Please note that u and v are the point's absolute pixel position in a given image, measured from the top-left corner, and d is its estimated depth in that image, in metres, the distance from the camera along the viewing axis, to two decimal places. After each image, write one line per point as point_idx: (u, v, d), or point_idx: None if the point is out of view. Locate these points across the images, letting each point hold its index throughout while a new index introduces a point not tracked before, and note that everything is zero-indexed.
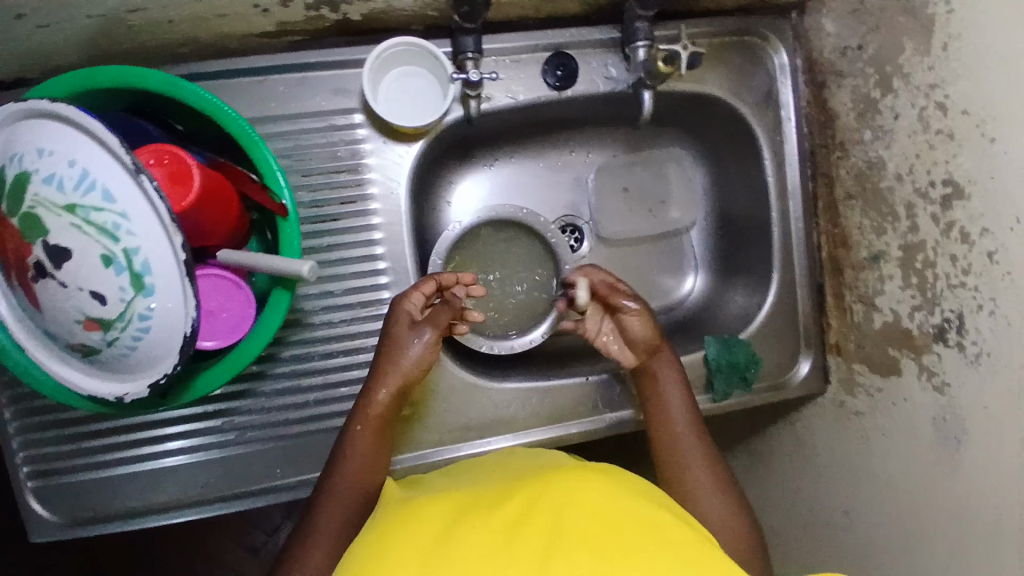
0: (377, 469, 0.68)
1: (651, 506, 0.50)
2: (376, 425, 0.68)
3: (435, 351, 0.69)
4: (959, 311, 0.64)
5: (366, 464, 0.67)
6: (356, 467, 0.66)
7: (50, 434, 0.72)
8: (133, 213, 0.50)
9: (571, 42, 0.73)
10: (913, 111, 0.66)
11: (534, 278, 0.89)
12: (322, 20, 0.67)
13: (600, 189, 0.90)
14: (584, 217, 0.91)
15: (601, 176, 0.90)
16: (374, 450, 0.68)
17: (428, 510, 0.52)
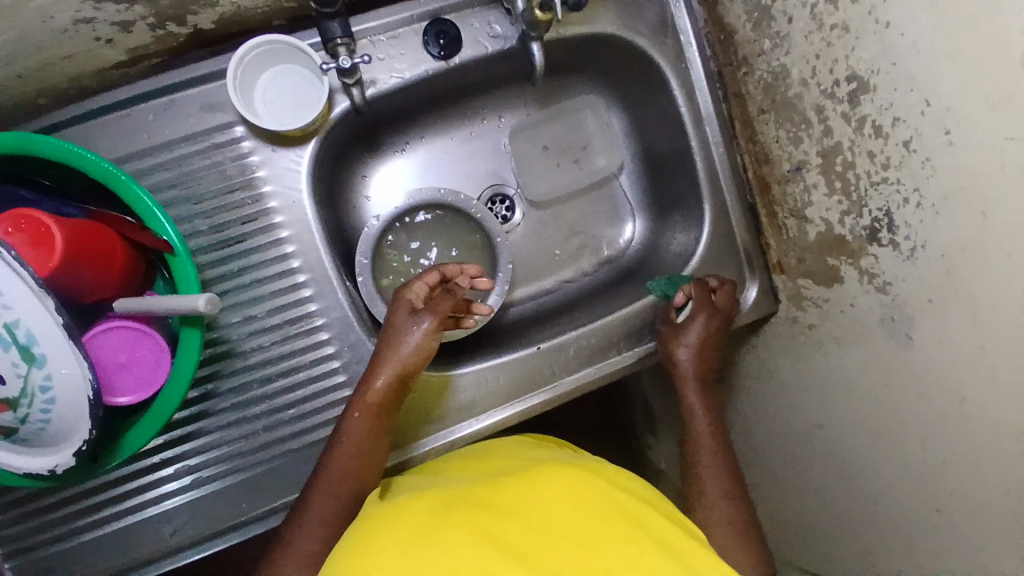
0: (377, 459, 0.65)
1: (636, 499, 0.53)
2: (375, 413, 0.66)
3: (435, 339, 0.68)
4: (886, 208, 0.62)
5: (365, 451, 0.65)
6: (353, 455, 0.64)
7: (1, 517, 0.70)
8: (2, 285, 0.46)
9: (448, 6, 0.69)
10: (805, 10, 0.63)
11: (469, 257, 0.86)
12: (173, 36, 0.63)
13: (518, 152, 0.87)
14: (510, 184, 0.88)
15: (516, 139, 0.87)
16: (373, 439, 0.65)
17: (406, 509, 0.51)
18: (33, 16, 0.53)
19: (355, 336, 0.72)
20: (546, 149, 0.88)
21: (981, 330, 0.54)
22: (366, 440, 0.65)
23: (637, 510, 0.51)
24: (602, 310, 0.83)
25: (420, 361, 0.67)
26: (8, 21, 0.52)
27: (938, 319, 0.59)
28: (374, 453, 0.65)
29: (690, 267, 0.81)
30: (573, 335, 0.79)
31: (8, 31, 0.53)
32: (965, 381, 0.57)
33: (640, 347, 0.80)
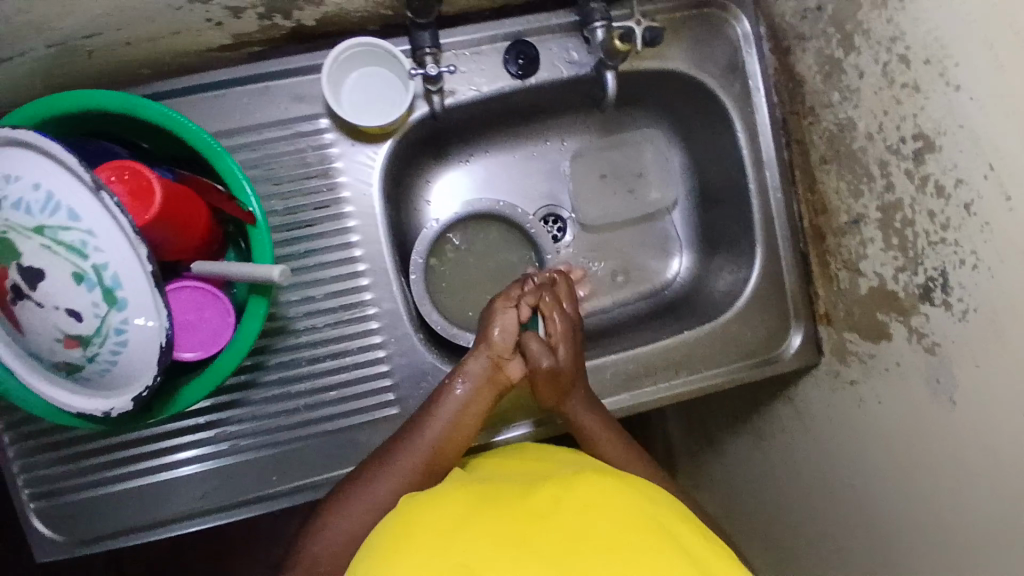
0: (460, 437, 0.67)
1: (674, 517, 0.52)
2: (469, 389, 0.69)
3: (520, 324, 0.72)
4: (942, 268, 0.62)
5: (451, 426, 0.67)
6: (439, 427, 0.66)
7: (48, 455, 0.73)
8: (99, 230, 0.51)
9: (530, 29, 0.73)
10: (877, 66, 0.65)
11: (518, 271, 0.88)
12: (275, 29, 0.68)
13: (577, 175, 0.90)
14: (565, 207, 0.90)
15: (577, 163, 0.90)
16: (461, 416, 0.67)
17: (445, 501, 0.52)
18: None
19: (402, 329, 0.75)
20: (603, 178, 0.90)
21: None
22: (453, 414, 0.67)
23: (671, 527, 0.50)
24: (642, 338, 0.83)
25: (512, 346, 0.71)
26: None
27: (985, 385, 0.58)
28: (460, 430, 0.67)
29: (735, 306, 0.81)
30: (611, 358, 0.79)
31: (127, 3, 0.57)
32: (1007, 448, 0.57)
33: (676, 379, 0.80)
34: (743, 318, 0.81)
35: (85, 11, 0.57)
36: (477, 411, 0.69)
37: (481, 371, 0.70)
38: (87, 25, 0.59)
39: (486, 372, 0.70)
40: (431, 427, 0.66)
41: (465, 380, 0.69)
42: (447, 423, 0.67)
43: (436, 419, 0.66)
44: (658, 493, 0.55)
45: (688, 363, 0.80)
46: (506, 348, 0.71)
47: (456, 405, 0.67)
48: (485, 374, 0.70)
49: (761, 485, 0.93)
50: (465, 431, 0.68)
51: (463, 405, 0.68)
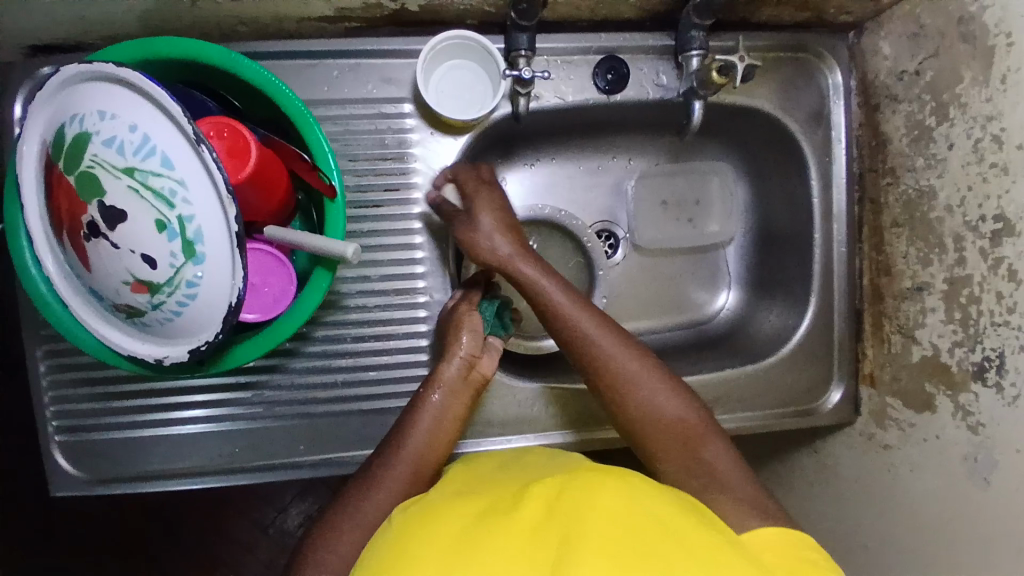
0: (446, 440, 0.66)
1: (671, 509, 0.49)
2: (445, 396, 0.67)
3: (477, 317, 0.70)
4: (1000, 350, 0.62)
5: (435, 436, 0.65)
6: (422, 440, 0.64)
7: (82, 391, 0.74)
8: (190, 181, 0.50)
9: (624, 46, 0.73)
10: (968, 141, 0.64)
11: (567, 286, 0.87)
12: (380, 9, 0.68)
13: (639, 196, 0.89)
14: (621, 225, 0.89)
15: (641, 184, 0.89)
16: (443, 422, 0.66)
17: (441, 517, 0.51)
18: None
19: None
20: (663, 206, 0.89)
21: None
22: (433, 421, 0.66)
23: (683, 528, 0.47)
24: (680, 368, 0.83)
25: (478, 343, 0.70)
26: None
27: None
28: (444, 438, 0.66)
29: (779, 352, 0.81)
30: None
31: None
32: None
33: None
34: (785, 364, 0.81)
35: None
36: (456, 413, 0.67)
37: (451, 372, 0.68)
38: None
39: (457, 376, 0.68)
40: (414, 443, 0.64)
41: (440, 387, 0.67)
42: (431, 433, 0.65)
43: (418, 430, 0.65)
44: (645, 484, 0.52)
45: (725, 402, 0.79)
46: (474, 348, 0.69)
47: (436, 413, 0.66)
48: (455, 373, 0.68)
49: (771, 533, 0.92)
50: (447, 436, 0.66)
51: (443, 412, 0.67)
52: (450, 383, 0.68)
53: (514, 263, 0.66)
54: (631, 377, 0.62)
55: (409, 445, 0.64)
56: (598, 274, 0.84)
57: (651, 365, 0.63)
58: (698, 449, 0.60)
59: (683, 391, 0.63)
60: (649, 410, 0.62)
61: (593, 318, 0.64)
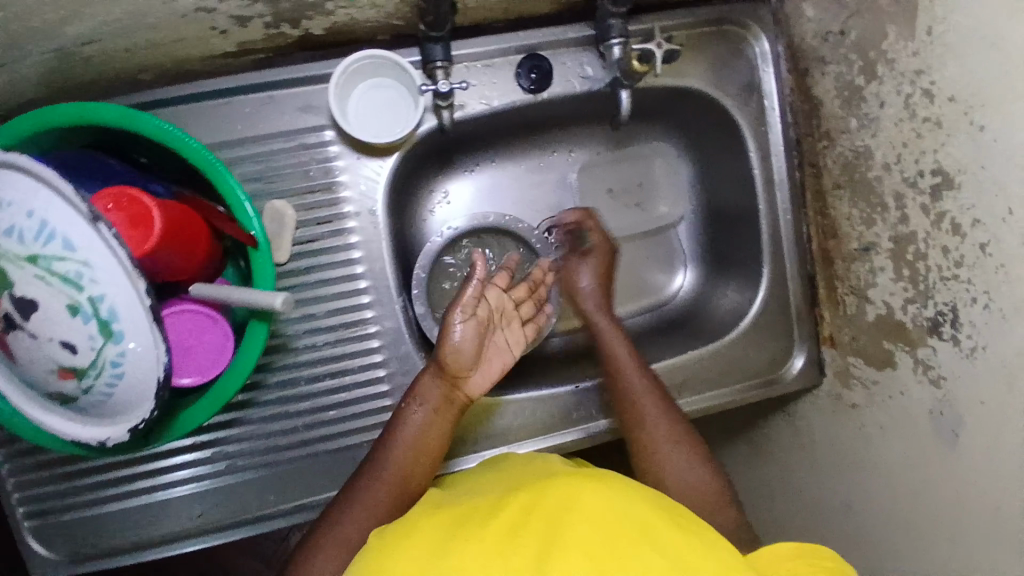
0: (428, 457, 0.63)
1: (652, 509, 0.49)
2: (427, 412, 0.63)
3: (474, 331, 0.63)
4: (952, 304, 0.62)
5: (416, 454, 0.62)
6: (400, 460, 0.61)
7: (41, 474, 0.71)
8: (95, 260, 0.48)
9: (544, 42, 0.71)
10: (899, 98, 0.64)
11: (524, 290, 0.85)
12: (282, 37, 0.65)
13: (584, 187, 0.87)
14: None
15: (585, 175, 0.87)
16: (423, 440, 0.63)
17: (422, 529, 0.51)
18: None
19: (405, 347, 0.73)
20: (610, 194, 0.88)
21: None
22: (415, 440, 0.62)
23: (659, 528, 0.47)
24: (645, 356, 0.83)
25: (471, 360, 0.63)
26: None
27: (991, 423, 0.59)
28: (426, 455, 0.63)
29: (739, 326, 0.81)
30: None
31: (128, 8, 0.54)
32: (1006, 487, 0.58)
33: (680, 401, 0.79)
34: (746, 338, 0.81)
35: (88, 20, 0.54)
36: (441, 430, 0.64)
37: (435, 391, 0.64)
38: (87, 32, 0.56)
39: (440, 392, 0.64)
40: (391, 465, 0.61)
41: (422, 403, 0.63)
42: (411, 450, 0.62)
43: (397, 449, 0.62)
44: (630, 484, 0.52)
45: (693, 384, 0.79)
46: (462, 364, 0.63)
47: (418, 429, 0.63)
48: (438, 392, 0.64)
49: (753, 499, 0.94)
50: (431, 454, 0.63)
51: (424, 429, 0.63)
52: (433, 400, 0.63)
53: (594, 317, 0.76)
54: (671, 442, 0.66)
55: (385, 469, 0.61)
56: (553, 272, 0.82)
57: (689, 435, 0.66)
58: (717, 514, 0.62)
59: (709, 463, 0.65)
60: (678, 476, 0.64)
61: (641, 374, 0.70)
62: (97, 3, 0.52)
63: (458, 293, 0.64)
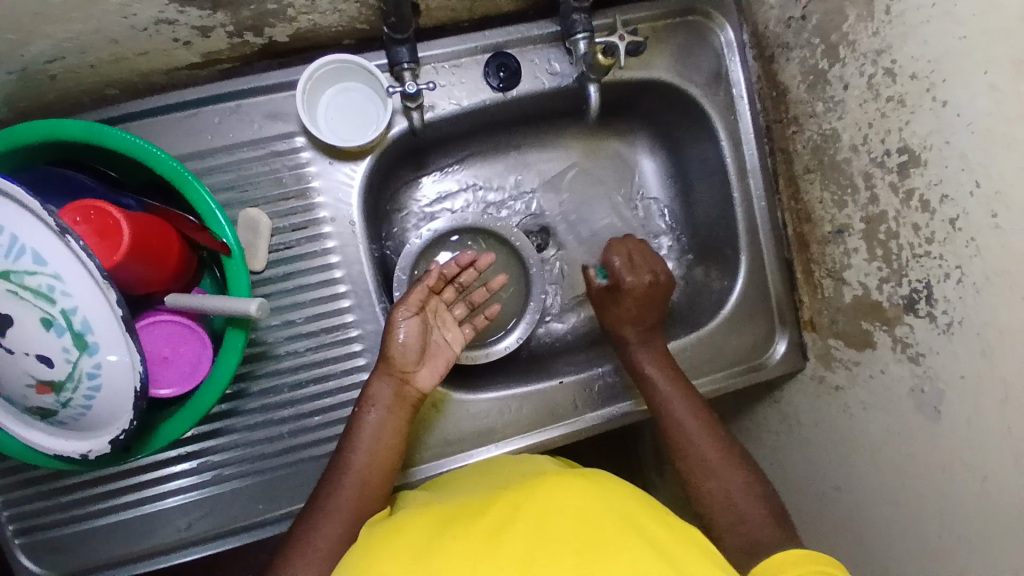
0: (389, 458, 0.63)
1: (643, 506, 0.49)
2: (382, 413, 0.64)
3: (416, 330, 0.66)
4: (926, 281, 0.62)
5: (376, 455, 0.62)
6: (362, 467, 0.61)
7: (30, 490, 0.71)
8: (66, 273, 0.48)
9: (510, 40, 0.71)
10: (862, 79, 0.64)
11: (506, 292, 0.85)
12: (246, 46, 0.65)
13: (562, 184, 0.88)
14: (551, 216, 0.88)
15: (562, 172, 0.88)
16: (381, 442, 0.63)
17: (405, 532, 0.50)
18: (114, 10, 0.54)
19: None
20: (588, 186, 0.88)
21: (1012, 412, 0.55)
22: (371, 442, 0.63)
23: (642, 523, 0.46)
24: None
25: (415, 357, 0.66)
26: (88, 13, 0.53)
27: (971, 398, 0.59)
28: (386, 455, 0.63)
29: (720, 315, 0.82)
30: (599, 371, 0.79)
31: (86, 23, 0.54)
32: (989, 462, 0.58)
33: None
34: (728, 325, 0.81)
35: (48, 37, 0.55)
36: (397, 430, 0.64)
37: (386, 391, 0.64)
38: (50, 49, 0.56)
39: (391, 391, 0.65)
40: (354, 468, 0.61)
41: (373, 404, 0.64)
42: (370, 453, 0.62)
43: (357, 451, 0.62)
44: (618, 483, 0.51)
45: None
46: (408, 360, 0.66)
47: (376, 431, 0.63)
48: (390, 392, 0.64)
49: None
50: (390, 455, 0.63)
51: (380, 431, 0.63)
52: (385, 400, 0.64)
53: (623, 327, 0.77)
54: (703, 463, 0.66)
55: (348, 476, 0.61)
56: (533, 270, 0.82)
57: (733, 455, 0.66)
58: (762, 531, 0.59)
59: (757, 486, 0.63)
60: (717, 489, 0.64)
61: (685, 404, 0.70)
62: (54, 19, 0.53)
63: (404, 296, 0.67)
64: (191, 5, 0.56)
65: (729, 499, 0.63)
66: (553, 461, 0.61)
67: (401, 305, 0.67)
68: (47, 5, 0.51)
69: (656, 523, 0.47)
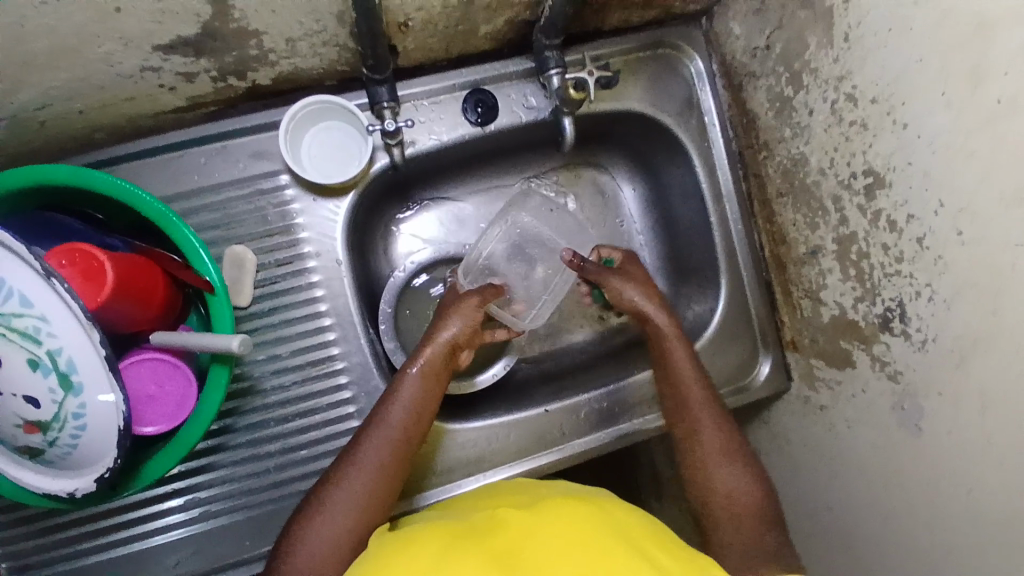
0: (422, 423, 0.65)
1: (641, 534, 0.52)
2: (426, 380, 0.66)
3: (473, 322, 0.71)
4: (898, 299, 0.63)
5: (413, 414, 0.65)
6: (388, 447, 0.63)
7: (21, 530, 0.71)
8: (52, 315, 0.49)
9: (488, 77, 0.74)
10: (825, 104, 0.66)
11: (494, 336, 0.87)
12: (231, 90, 0.67)
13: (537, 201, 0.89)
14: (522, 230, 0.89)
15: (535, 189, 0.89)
16: (411, 423, 0.64)
17: (418, 541, 0.52)
18: (100, 59, 0.56)
19: (373, 382, 0.74)
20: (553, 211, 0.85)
21: (991, 422, 0.55)
22: (411, 404, 0.65)
23: (641, 545, 0.50)
24: (614, 373, 0.83)
25: (469, 337, 0.71)
26: (72, 62, 0.55)
27: (950, 412, 0.60)
28: (422, 418, 0.65)
29: (703, 337, 0.83)
30: (585, 396, 0.79)
31: (73, 72, 0.57)
32: (972, 475, 0.58)
33: (649, 415, 0.80)
34: (711, 348, 0.82)
35: (36, 86, 0.57)
36: (434, 397, 0.67)
37: (436, 359, 0.68)
38: (38, 97, 0.58)
39: (439, 361, 0.68)
40: (393, 422, 0.63)
41: (421, 368, 0.67)
42: (409, 410, 0.64)
43: (396, 408, 0.64)
44: (621, 512, 0.55)
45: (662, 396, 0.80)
46: (459, 341, 0.70)
47: (404, 407, 0.64)
48: (438, 361, 0.68)
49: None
50: (425, 417, 0.65)
51: (422, 394, 0.65)
52: (431, 368, 0.67)
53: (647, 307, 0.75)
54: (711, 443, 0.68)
55: (387, 428, 0.63)
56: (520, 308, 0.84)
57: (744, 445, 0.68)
58: (762, 532, 0.62)
59: (757, 472, 0.66)
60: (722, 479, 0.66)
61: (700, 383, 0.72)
62: (40, 69, 0.55)
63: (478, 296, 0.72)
64: (175, 52, 0.58)
65: (731, 487, 0.65)
66: (560, 484, 0.63)
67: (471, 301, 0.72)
68: (32, 55, 0.53)
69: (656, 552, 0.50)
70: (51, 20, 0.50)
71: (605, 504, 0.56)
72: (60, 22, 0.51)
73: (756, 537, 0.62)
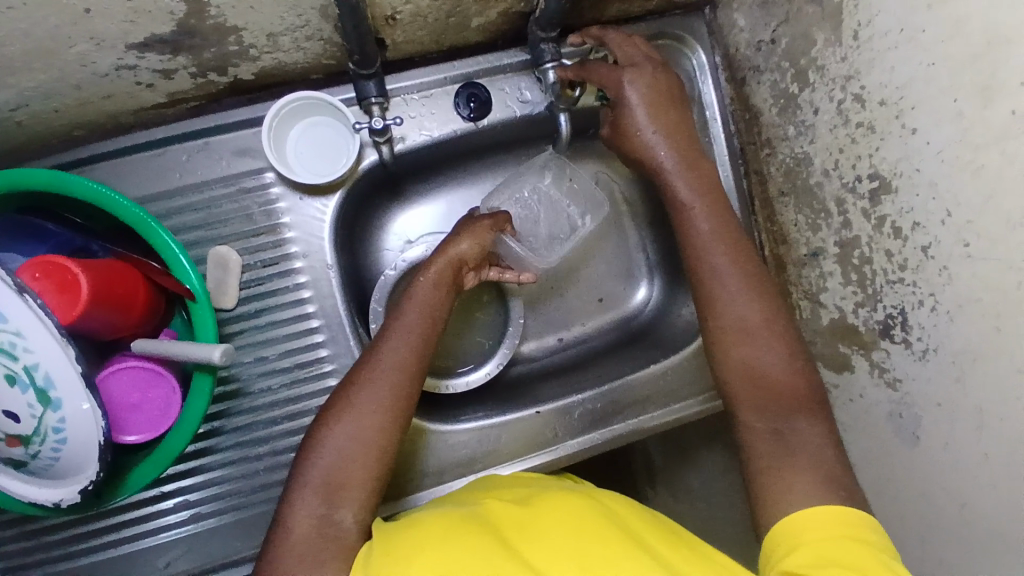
0: (436, 328, 0.65)
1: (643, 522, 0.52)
2: (435, 289, 0.66)
3: (481, 243, 0.69)
4: (900, 307, 0.61)
5: (425, 316, 0.64)
6: (406, 348, 0.62)
7: (12, 531, 0.70)
8: (27, 331, 0.48)
9: (479, 71, 0.72)
10: (832, 104, 0.64)
11: (484, 345, 0.86)
12: (212, 85, 0.65)
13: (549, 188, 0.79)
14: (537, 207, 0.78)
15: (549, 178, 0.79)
16: (424, 328, 0.64)
17: (428, 526, 0.52)
18: (74, 60, 0.54)
19: None
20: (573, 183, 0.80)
21: (987, 438, 0.54)
22: (423, 308, 0.64)
23: (644, 538, 0.50)
24: (608, 373, 0.82)
25: (478, 256, 0.69)
26: (45, 64, 0.53)
27: (947, 425, 0.58)
28: (433, 322, 0.65)
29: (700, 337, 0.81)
30: (578, 398, 0.78)
31: (48, 73, 0.54)
32: (970, 490, 0.57)
33: (644, 415, 0.78)
34: None
35: (10, 87, 0.54)
36: (446, 305, 0.66)
37: (445, 269, 0.67)
38: (12, 98, 0.56)
39: (449, 270, 0.67)
40: (407, 324, 0.63)
41: (431, 275, 0.66)
42: (422, 313, 0.64)
43: (411, 311, 0.64)
44: (627, 505, 0.55)
45: (656, 397, 0.79)
46: (469, 259, 0.68)
47: (417, 311, 0.64)
48: (449, 270, 0.67)
49: (714, 510, 0.93)
50: (439, 323, 0.65)
51: (432, 301, 0.65)
52: (443, 276, 0.66)
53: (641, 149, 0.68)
54: (744, 327, 0.62)
55: (403, 330, 0.63)
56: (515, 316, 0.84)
57: (779, 322, 0.62)
58: (792, 417, 0.58)
59: (795, 352, 0.61)
60: (750, 360, 0.61)
61: (728, 253, 0.65)
62: (12, 72, 0.53)
63: (482, 223, 0.70)
64: (151, 50, 0.56)
65: (760, 370, 0.60)
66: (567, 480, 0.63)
67: (481, 226, 0.70)
68: (6, 59, 0.51)
69: (657, 539, 0.50)
70: (19, 22, 0.48)
71: (606, 494, 0.56)
72: (27, 26, 0.48)
73: (784, 424, 0.58)
